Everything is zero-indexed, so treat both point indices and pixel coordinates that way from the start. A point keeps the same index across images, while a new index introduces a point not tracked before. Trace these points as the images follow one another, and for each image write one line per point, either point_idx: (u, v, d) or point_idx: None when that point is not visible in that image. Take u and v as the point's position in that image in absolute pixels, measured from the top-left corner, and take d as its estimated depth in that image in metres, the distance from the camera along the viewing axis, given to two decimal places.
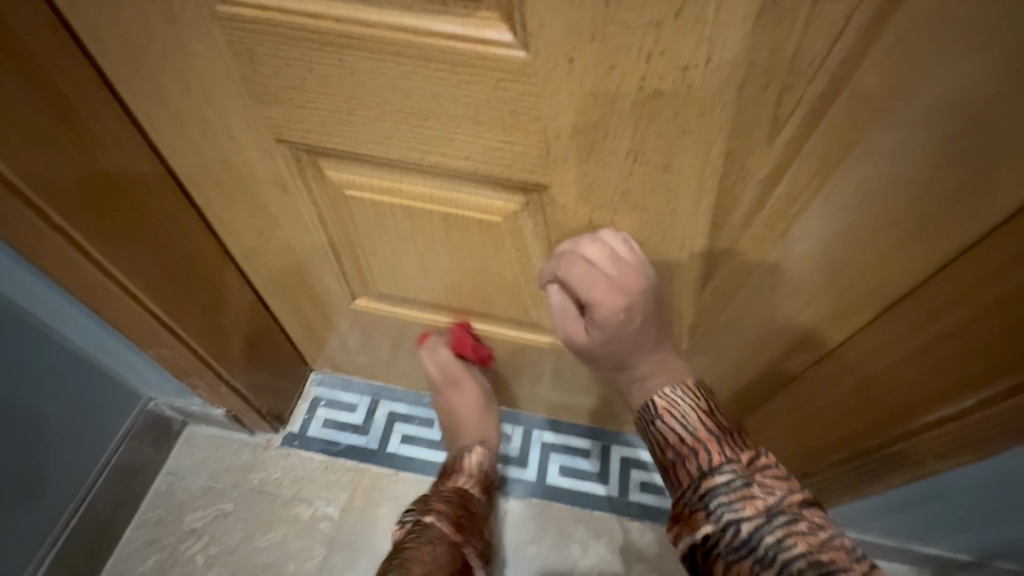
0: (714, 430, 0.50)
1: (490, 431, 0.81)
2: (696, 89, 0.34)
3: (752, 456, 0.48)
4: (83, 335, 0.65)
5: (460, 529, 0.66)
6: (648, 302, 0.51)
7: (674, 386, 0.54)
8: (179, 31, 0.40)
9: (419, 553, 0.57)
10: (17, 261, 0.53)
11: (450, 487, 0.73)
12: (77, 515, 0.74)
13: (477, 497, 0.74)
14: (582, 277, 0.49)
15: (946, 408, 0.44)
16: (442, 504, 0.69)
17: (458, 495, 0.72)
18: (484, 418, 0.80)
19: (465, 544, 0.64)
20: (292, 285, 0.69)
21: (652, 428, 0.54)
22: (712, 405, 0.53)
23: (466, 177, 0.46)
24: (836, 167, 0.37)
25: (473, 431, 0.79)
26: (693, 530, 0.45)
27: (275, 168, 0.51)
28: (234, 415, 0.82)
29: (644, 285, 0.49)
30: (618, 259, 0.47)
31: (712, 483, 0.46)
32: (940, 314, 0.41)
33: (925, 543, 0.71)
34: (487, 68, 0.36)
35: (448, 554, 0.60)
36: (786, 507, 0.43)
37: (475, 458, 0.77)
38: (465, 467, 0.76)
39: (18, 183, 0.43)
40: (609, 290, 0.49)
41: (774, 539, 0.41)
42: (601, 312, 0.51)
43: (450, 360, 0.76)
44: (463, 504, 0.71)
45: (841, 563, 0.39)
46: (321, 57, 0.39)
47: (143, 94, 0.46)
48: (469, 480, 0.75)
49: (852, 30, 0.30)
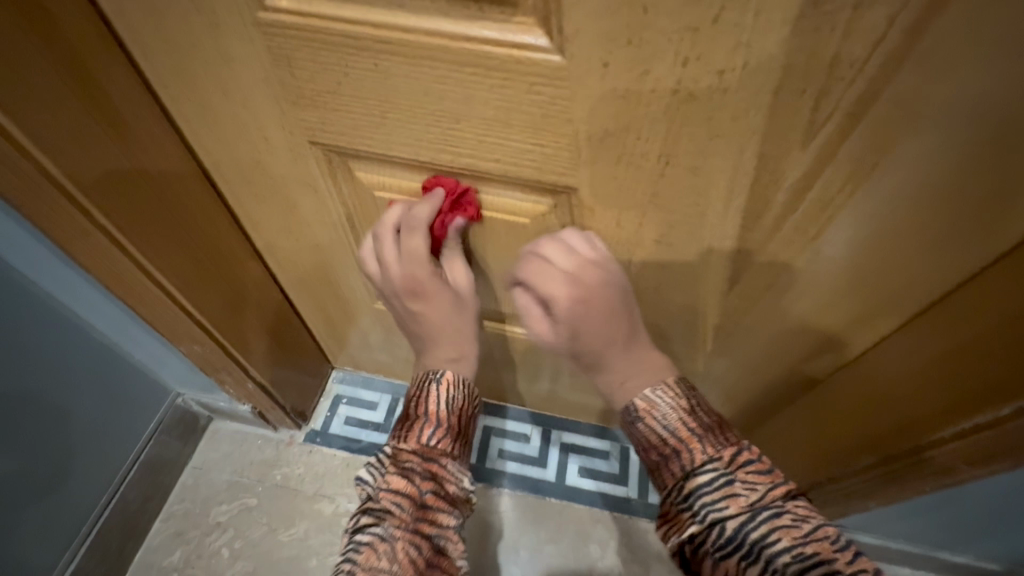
0: (695, 427, 0.47)
1: (468, 347, 0.61)
2: (730, 93, 0.34)
3: (735, 451, 0.46)
4: (119, 331, 0.67)
5: (421, 511, 0.49)
6: (609, 297, 0.51)
7: (655, 386, 0.51)
8: (220, 36, 0.41)
9: (371, 559, 0.45)
10: (61, 260, 0.55)
11: (409, 448, 0.52)
12: (108, 507, 0.77)
13: (453, 450, 0.55)
14: (539, 274, 0.50)
15: (981, 416, 0.44)
16: (400, 478, 0.50)
17: (423, 460, 0.52)
18: (464, 330, 0.60)
19: (431, 528, 0.49)
20: (318, 283, 0.71)
21: (634, 430, 0.52)
22: (694, 401, 0.50)
23: (495, 179, 0.47)
24: (870, 172, 0.37)
25: (451, 343, 0.60)
26: (680, 529, 0.46)
27: (307, 169, 0.52)
28: (259, 411, 0.83)
29: (605, 280, 0.50)
30: (575, 254, 0.49)
31: (695, 484, 0.45)
32: (970, 322, 0.41)
33: (950, 550, 0.70)
34: (521, 72, 0.37)
35: (406, 555, 0.46)
36: (769, 502, 0.42)
37: (442, 398, 0.56)
38: (428, 412, 0.55)
39: (65, 183, 0.44)
40: (566, 284, 0.50)
41: (758, 535, 0.41)
42: (558, 305, 0.51)
43: (415, 247, 0.52)
44: (430, 470, 0.52)
45: (825, 555, 0.38)
46: (357, 62, 0.39)
47: (180, 95, 0.47)
48: (435, 430, 0.54)
49: (892, 35, 0.29)
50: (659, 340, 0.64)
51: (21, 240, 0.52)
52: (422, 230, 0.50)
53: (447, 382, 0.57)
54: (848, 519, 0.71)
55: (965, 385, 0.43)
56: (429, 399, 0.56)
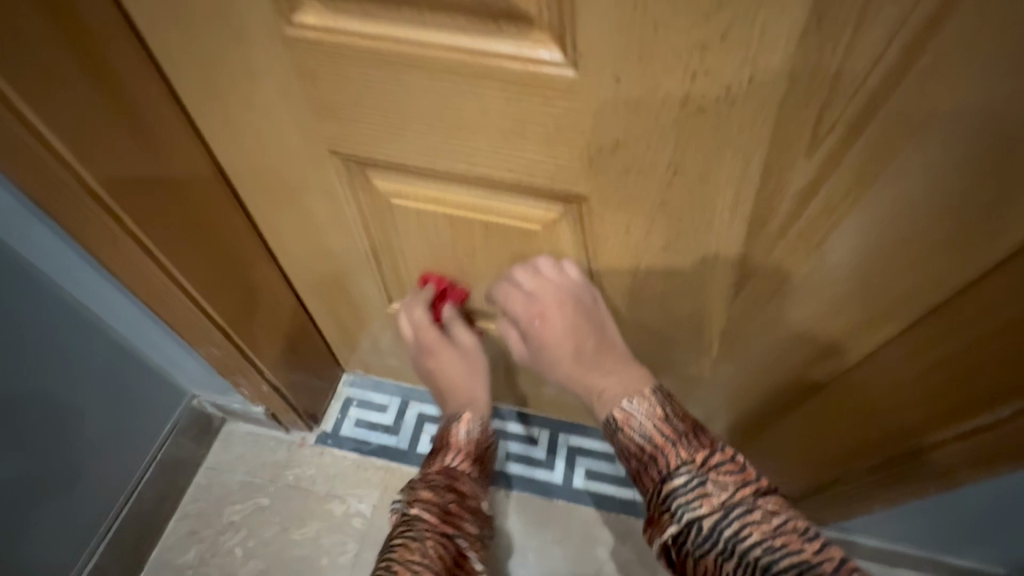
0: (668, 433, 0.48)
1: (480, 397, 0.66)
2: (738, 105, 0.36)
3: (707, 453, 0.46)
4: (140, 334, 0.69)
5: (446, 517, 0.53)
6: (571, 311, 0.55)
7: (631, 398, 0.51)
8: (247, 51, 0.43)
9: (406, 556, 0.48)
10: (89, 264, 0.57)
11: (435, 467, 0.59)
12: (127, 505, 0.78)
13: (473, 471, 0.61)
14: (504, 294, 0.57)
15: (981, 419, 0.45)
16: (428, 490, 0.56)
17: (447, 476, 0.58)
18: (473, 384, 0.67)
19: (454, 531, 0.53)
20: (332, 288, 0.72)
21: (613, 440, 0.52)
22: (669, 408, 0.50)
23: (509, 187, 0.48)
24: (872, 181, 0.38)
25: (459, 394, 0.66)
26: (660, 530, 0.46)
27: (326, 177, 0.53)
28: (272, 413, 0.85)
29: (565, 296, 0.55)
30: (538, 276, 0.55)
31: (670, 487, 0.45)
32: (970, 325, 0.42)
33: (956, 554, 0.71)
34: (536, 86, 0.38)
35: (436, 551, 0.49)
36: (741, 499, 0.43)
37: (462, 429, 0.63)
38: (451, 441, 0.63)
39: (98, 188, 0.46)
40: (524, 302, 0.55)
41: (732, 532, 0.41)
42: (522, 322, 0.57)
43: (419, 314, 0.65)
44: (454, 485, 0.58)
45: (794, 546, 0.40)
46: (379, 75, 0.41)
47: (206, 106, 0.49)
48: (459, 455, 0.61)
49: (892, 52, 0.31)
50: (667, 345, 0.65)
51: (51, 244, 0.54)
52: (423, 302, 0.65)
53: (466, 418, 0.64)
54: (854, 522, 0.71)
55: (967, 387, 0.44)
56: (450, 431, 0.64)
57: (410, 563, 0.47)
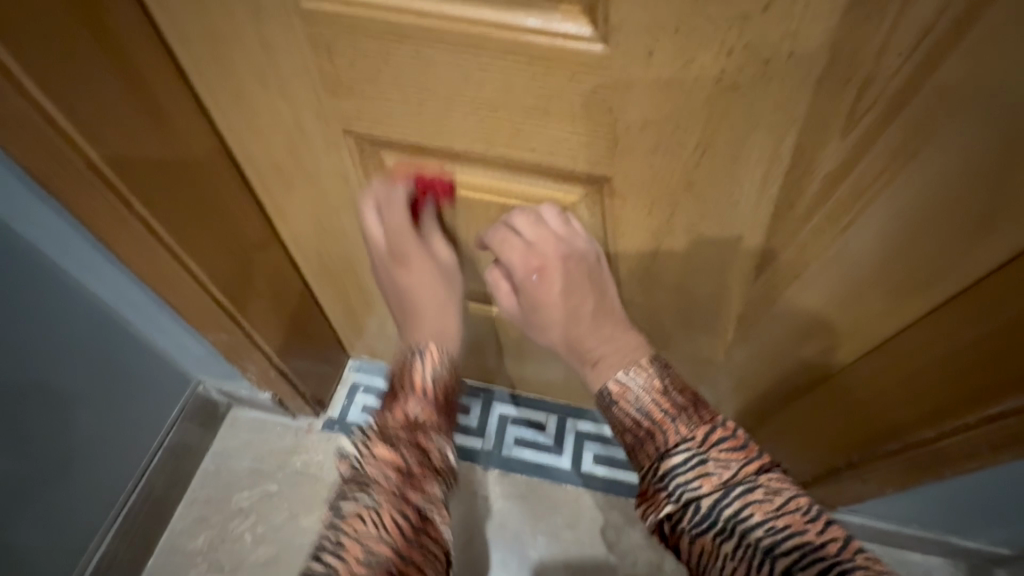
0: (667, 408, 0.47)
1: (448, 326, 0.62)
2: (774, 82, 0.35)
3: (708, 430, 0.46)
4: (146, 319, 0.67)
5: (408, 479, 0.49)
6: (574, 271, 0.52)
7: (627, 368, 0.51)
8: (260, 23, 0.41)
9: (358, 528, 0.45)
10: (96, 249, 0.55)
11: (395, 423, 0.53)
12: (135, 491, 0.78)
13: (437, 424, 0.56)
14: (501, 243, 0.52)
15: (1007, 402, 0.44)
16: (386, 448, 0.50)
17: (408, 431, 0.53)
18: (445, 312, 0.61)
19: (418, 497, 0.48)
20: (341, 272, 0.71)
21: (609, 414, 0.52)
22: (667, 380, 0.50)
23: (529, 168, 0.47)
24: (907, 161, 0.37)
25: (432, 323, 0.61)
26: (656, 508, 0.45)
27: (338, 157, 0.52)
28: (279, 399, 0.84)
29: (565, 252, 0.51)
30: (541, 224, 0.50)
31: (670, 465, 0.45)
32: (997, 310, 0.41)
33: (963, 536, 0.72)
34: (563, 62, 0.37)
35: (393, 521, 0.46)
36: (743, 478, 0.43)
37: (428, 372, 0.59)
38: (414, 386, 0.58)
39: (103, 166, 0.44)
40: (522, 253, 0.51)
41: (732, 512, 0.41)
42: (516, 275, 0.53)
43: (396, 220, 0.55)
44: (416, 440, 0.53)
45: (797, 527, 0.40)
46: (399, 50, 0.40)
47: (214, 82, 0.48)
48: (421, 404, 0.56)
49: (940, 26, 0.30)
50: (681, 330, 0.65)
51: (58, 227, 0.53)
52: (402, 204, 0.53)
53: (432, 357, 0.60)
54: (864, 505, 0.72)
55: (994, 373, 0.43)
56: (414, 374, 0.59)
57: (363, 539, 0.44)
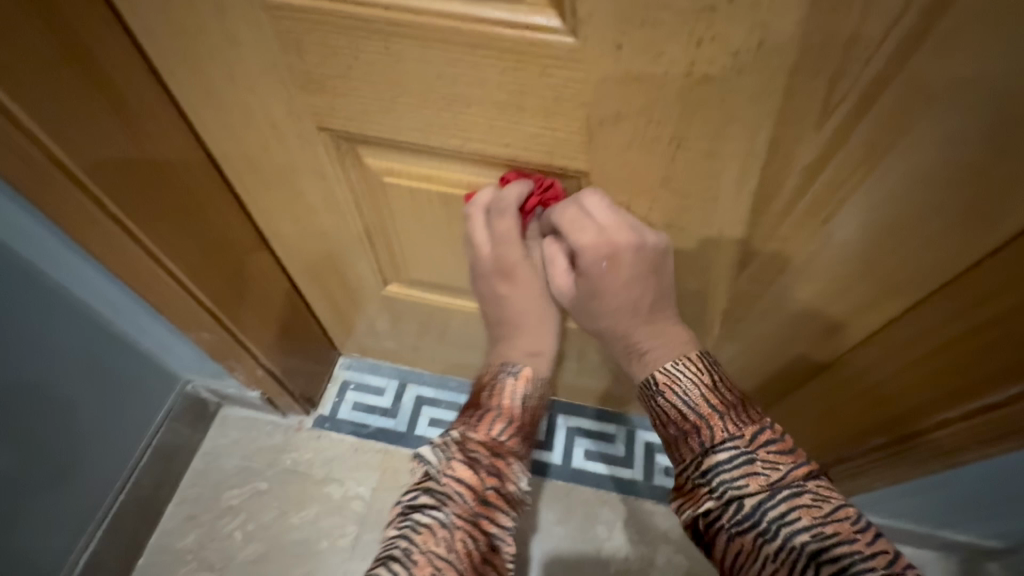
0: (716, 403, 0.44)
1: (544, 344, 0.59)
2: (746, 74, 0.34)
3: (757, 429, 0.43)
4: (127, 318, 0.67)
5: (484, 505, 0.48)
6: (643, 265, 0.48)
7: (676, 360, 0.48)
8: (228, 19, 0.40)
9: (428, 542, 0.44)
10: (70, 247, 0.55)
11: (478, 439, 0.51)
12: (122, 492, 0.78)
13: (517, 451, 0.53)
14: (568, 223, 0.47)
15: (990, 396, 0.44)
16: (466, 466, 0.49)
17: (490, 452, 0.51)
18: (545, 325, 0.58)
19: (490, 526, 0.48)
20: (325, 271, 0.71)
21: (652, 405, 0.48)
22: (717, 375, 0.46)
23: (506, 165, 0.47)
24: (884, 154, 0.36)
25: (529, 338, 0.58)
26: (695, 503, 0.43)
27: (315, 154, 0.51)
28: (268, 398, 0.84)
29: (638, 244, 0.47)
30: (606, 212, 0.46)
31: (714, 461, 0.42)
32: (983, 303, 0.40)
33: (953, 530, 0.72)
34: (532, 55, 0.37)
35: (464, 547, 0.45)
36: (790, 481, 0.40)
37: (517, 393, 0.56)
38: (501, 407, 0.55)
39: (76, 172, 0.44)
40: (593, 240, 0.46)
41: (777, 514, 0.39)
42: (584, 260, 0.48)
43: (504, 229, 0.50)
44: (495, 465, 0.50)
45: (845, 535, 0.37)
46: (368, 45, 0.39)
47: (186, 80, 0.47)
48: (505, 426, 0.53)
49: (911, 14, 0.29)
50: None
51: (30, 226, 0.52)
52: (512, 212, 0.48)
53: (522, 378, 0.57)
54: (853, 500, 0.72)
55: (981, 369, 0.43)
56: (502, 392, 0.56)
57: (432, 556, 0.43)
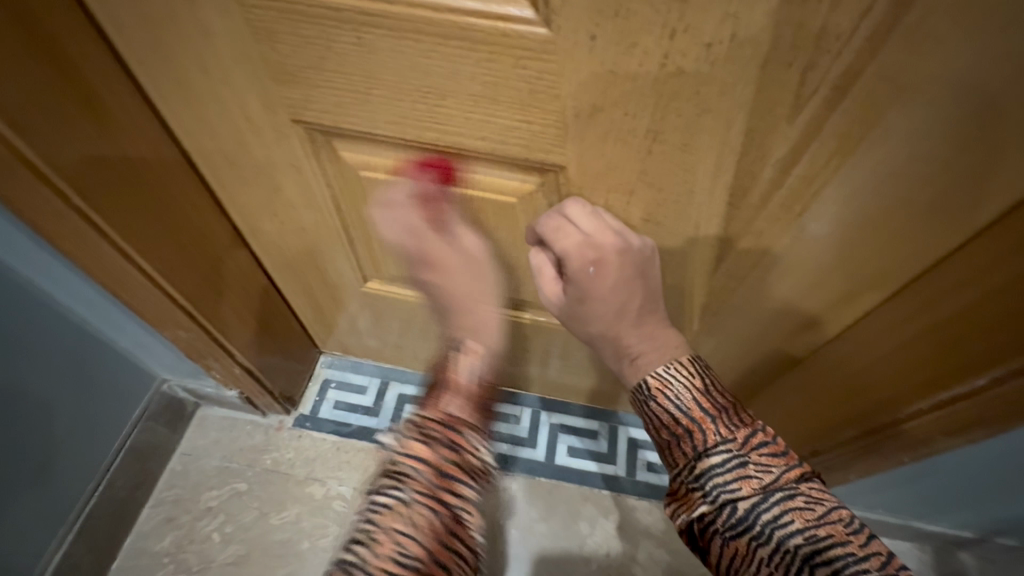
0: (708, 407, 0.43)
1: (481, 323, 0.57)
2: (718, 66, 0.34)
3: (748, 433, 0.42)
4: (99, 316, 0.65)
5: (445, 476, 0.41)
6: (629, 266, 0.47)
7: (667, 364, 0.46)
8: (196, 6, 0.39)
9: (390, 521, 0.39)
10: (36, 242, 0.53)
11: (432, 411, 0.45)
12: (95, 494, 0.76)
13: (476, 418, 0.47)
14: (555, 229, 0.47)
15: (959, 387, 0.44)
16: (421, 437, 0.42)
17: (446, 420, 0.44)
18: (480, 305, 0.58)
19: (456, 498, 0.41)
20: (303, 267, 0.70)
21: (644, 409, 0.47)
22: (710, 380, 0.45)
23: (483, 158, 0.46)
24: (856, 146, 0.37)
25: (461, 320, 0.58)
26: (689, 508, 0.42)
27: (290, 148, 0.51)
28: (247, 397, 0.83)
29: (623, 247, 0.47)
30: (595, 217, 0.47)
31: (707, 465, 0.41)
32: (952, 293, 0.41)
33: (927, 520, 0.73)
34: (506, 46, 0.36)
35: (427, 521, 0.39)
36: (783, 484, 0.39)
37: (464, 366, 0.52)
38: (455, 380, 0.50)
39: (37, 162, 0.42)
40: (579, 245, 0.47)
41: (771, 517, 0.38)
42: (571, 266, 0.47)
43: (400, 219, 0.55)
44: (452, 432, 0.43)
45: (839, 538, 0.37)
46: (340, 35, 0.38)
47: (155, 70, 0.45)
48: (458, 397, 0.47)
49: (879, 5, 0.29)
50: None
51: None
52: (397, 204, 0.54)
53: (471, 353, 0.54)
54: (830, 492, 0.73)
55: (952, 359, 0.44)
56: (455, 367, 0.52)
57: (394, 535, 0.38)
